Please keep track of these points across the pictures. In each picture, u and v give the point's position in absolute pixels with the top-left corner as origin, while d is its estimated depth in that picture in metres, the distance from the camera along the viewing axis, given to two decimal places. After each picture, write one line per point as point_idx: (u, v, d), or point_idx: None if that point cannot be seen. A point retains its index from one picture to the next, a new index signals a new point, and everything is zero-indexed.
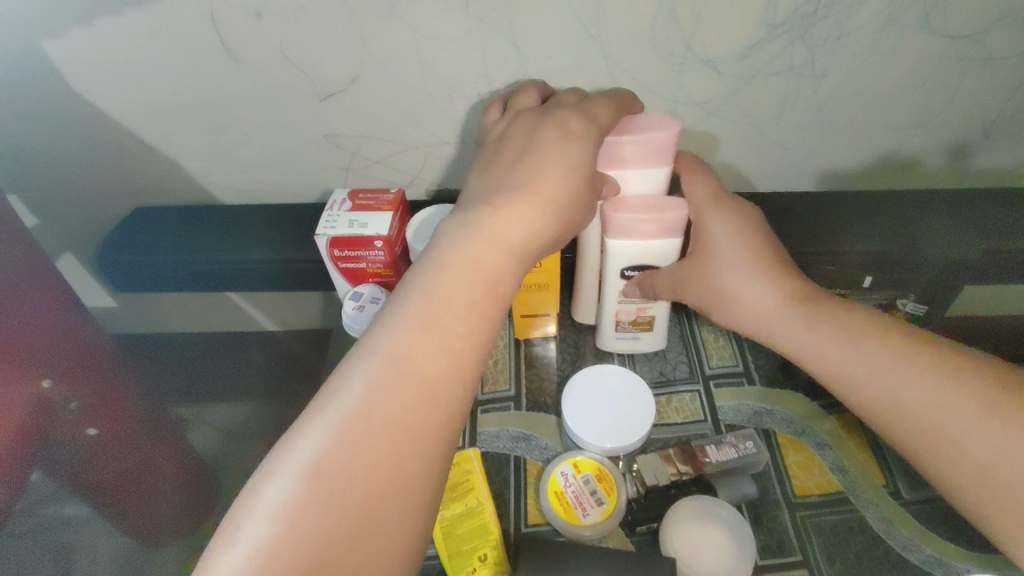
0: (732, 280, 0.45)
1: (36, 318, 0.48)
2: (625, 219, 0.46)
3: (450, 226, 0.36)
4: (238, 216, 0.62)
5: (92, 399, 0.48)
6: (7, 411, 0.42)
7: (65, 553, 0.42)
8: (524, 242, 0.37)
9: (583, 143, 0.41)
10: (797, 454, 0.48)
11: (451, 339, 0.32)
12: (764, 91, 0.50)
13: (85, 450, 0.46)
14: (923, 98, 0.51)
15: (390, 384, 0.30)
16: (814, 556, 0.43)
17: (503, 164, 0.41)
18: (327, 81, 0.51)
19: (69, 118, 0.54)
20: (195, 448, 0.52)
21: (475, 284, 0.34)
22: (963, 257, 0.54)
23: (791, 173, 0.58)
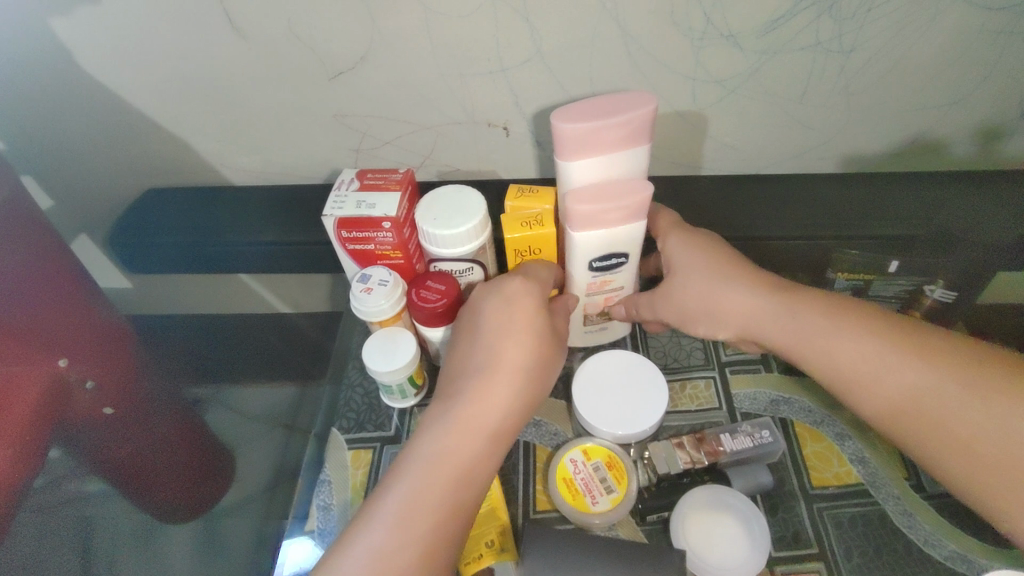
0: (718, 285, 0.45)
1: (45, 300, 0.46)
2: (591, 211, 0.40)
3: (428, 424, 0.40)
4: (249, 198, 0.61)
5: (107, 379, 0.47)
6: (20, 394, 0.41)
7: (85, 525, 0.42)
8: (490, 428, 0.40)
9: (528, 332, 0.43)
10: (815, 445, 0.47)
11: (429, 535, 0.36)
12: (788, 69, 0.48)
13: (102, 432, 0.45)
14: (959, 73, 0.49)
15: (414, 512, 0.37)
16: (831, 550, 0.42)
17: (467, 325, 0.44)
18: (335, 58, 0.50)
19: (82, 100, 0.54)
20: (208, 429, 0.53)
21: (443, 486, 0.38)
22: (998, 241, 0.52)
23: (813, 155, 0.55)
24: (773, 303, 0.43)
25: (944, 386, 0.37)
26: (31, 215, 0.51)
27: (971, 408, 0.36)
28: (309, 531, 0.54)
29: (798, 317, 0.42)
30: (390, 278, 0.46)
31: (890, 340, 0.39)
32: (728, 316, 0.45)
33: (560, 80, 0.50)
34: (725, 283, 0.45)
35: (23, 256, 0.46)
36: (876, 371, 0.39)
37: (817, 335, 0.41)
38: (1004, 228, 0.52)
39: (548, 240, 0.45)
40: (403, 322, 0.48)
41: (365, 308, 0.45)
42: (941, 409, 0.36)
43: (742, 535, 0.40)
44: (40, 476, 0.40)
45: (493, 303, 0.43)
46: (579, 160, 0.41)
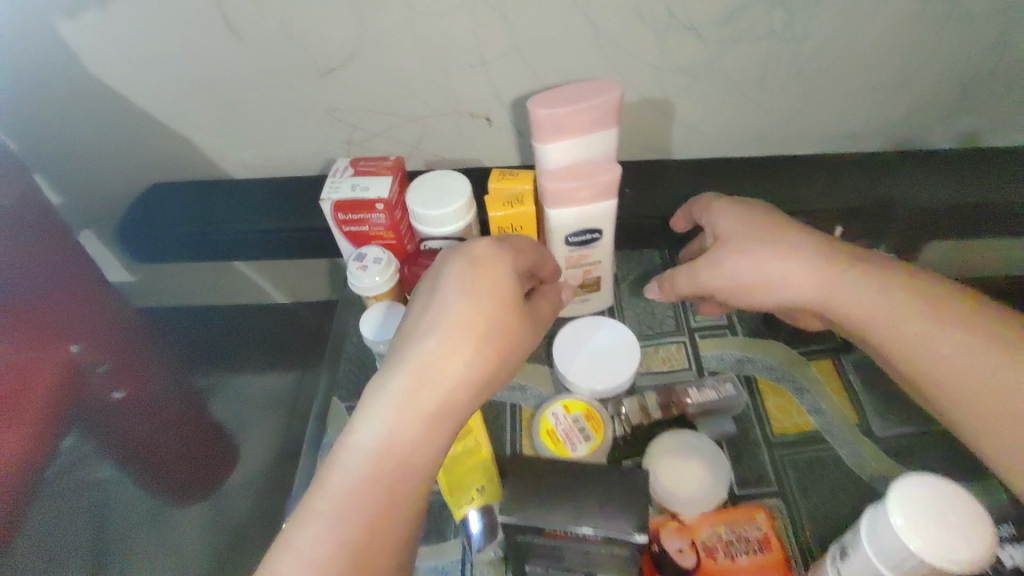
0: (760, 246, 0.47)
1: (59, 294, 0.50)
2: (562, 189, 0.44)
3: (371, 398, 0.38)
4: (247, 190, 0.65)
5: (118, 363, 0.50)
6: (39, 377, 0.45)
7: (101, 510, 0.45)
8: (445, 404, 0.38)
9: (491, 299, 0.41)
10: (776, 398, 0.50)
11: (369, 518, 0.34)
12: (745, 57, 0.53)
13: (113, 411, 0.49)
14: (900, 56, 0.53)
15: (355, 501, 0.34)
16: (790, 489, 0.46)
17: (425, 294, 0.42)
18: (327, 56, 0.53)
19: (90, 100, 0.57)
20: (218, 418, 0.56)
21: (385, 466, 0.36)
22: (937, 207, 0.58)
23: (774, 136, 0.60)
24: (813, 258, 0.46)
25: (943, 331, 0.41)
26: (59, 222, 0.57)
27: (978, 353, 0.39)
28: None
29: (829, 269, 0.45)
30: (384, 256, 0.49)
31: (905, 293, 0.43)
32: (761, 278, 0.47)
33: (537, 71, 0.54)
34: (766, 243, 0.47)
35: (52, 261, 0.52)
36: (894, 320, 0.42)
37: (841, 290, 0.45)
38: (943, 195, 0.58)
39: (528, 219, 0.48)
40: (396, 297, 0.51)
41: (361, 283, 0.48)
42: (955, 360, 0.40)
43: (708, 471, 0.43)
44: (51, 464, 0.44)
45: (454, 268, 0.42)
46: (554, 143, 0.44)
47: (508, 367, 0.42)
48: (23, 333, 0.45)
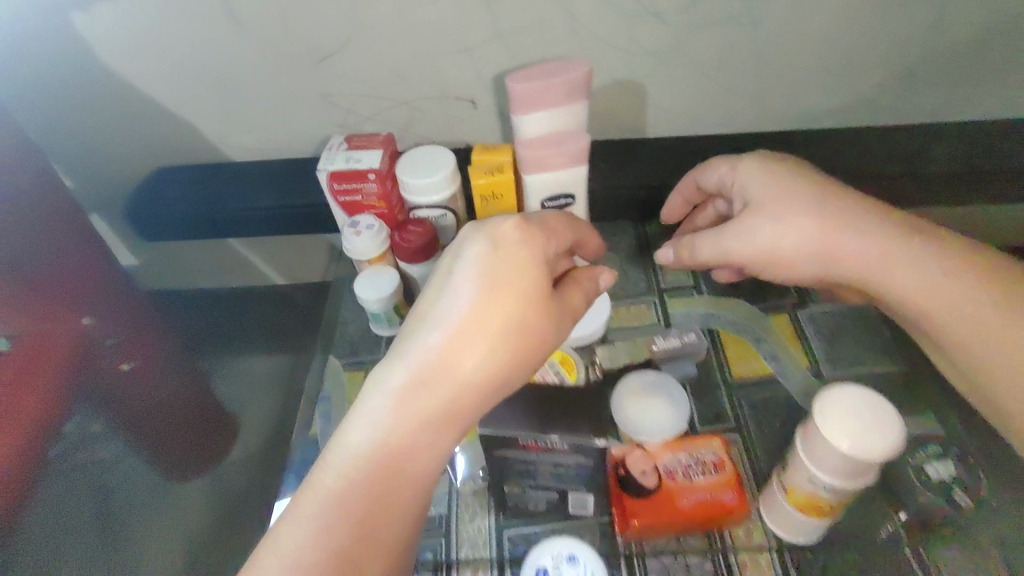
0: (796, 200, 0.48)
1: (101, 279, 0.63)
2: (535, 156, 0.48)
3: (374, 388, 0.38)
4: (245, 172, 0.68)
5: (126, 338, 0.60)
6: (56, 345, 0.55)
7: (105, 493, 0.51)
8: (451, 407, 0.37)
9: (509, 298, 0.39)
10: (736, 346, 0.55)
11: (356, 517, 0.35)
12: (707, 41, 0.58)
13: (118, 382, 0.58)
14: (850, 40, 0.58)
15: (344, 503, 0.35)
16: (745, 424, 0.50)
17: (442, 284, 0.40)
18: (322, 43, 0.58)
19: (100, 87, 0.61)
20: (216, 397, 0.60)
21: (378, 466, 0.36)
22: (887, 171, 0.64)
23: (739, 116, 0.64)
24: (845, 206, 0.47)
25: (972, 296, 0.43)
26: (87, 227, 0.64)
27: (992, 302, 0.42)
28: None
29: (861, 219, 0.47)
30: (376, 223, 0.53)
31: (931, 242, 0.45)
32: (794, 231, 0.47)
33: (516, 56, 0.59)
34: (800, 194, 0.48)
35: (89, 253, 0.63)
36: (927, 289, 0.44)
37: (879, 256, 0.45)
38: (891, 163, 0.64)
39: (507, 186, 0.52)
40: (388, 261, 0.55)
41: (354, 247, 0.52)
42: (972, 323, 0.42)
43: (670, 402, 0.45)
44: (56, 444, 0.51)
45: (475, 257, 0.40)
46: (530, 115, 0.48)
47: (529, 365, 0.40)
48: (45, 308, 0.57)
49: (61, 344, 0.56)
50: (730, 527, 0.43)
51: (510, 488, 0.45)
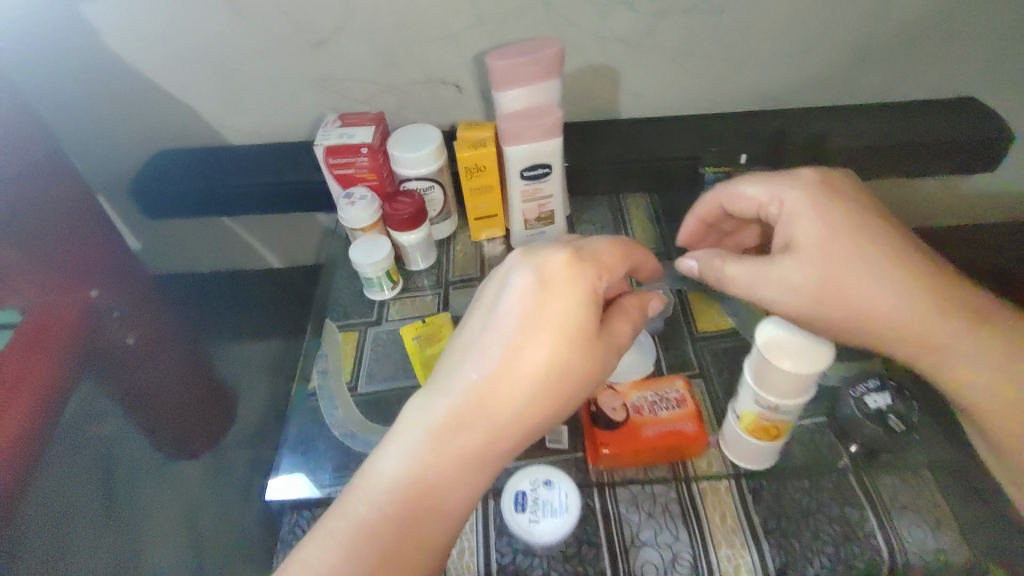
0: (845, 251, 0.40)
1: (101, 254, 0.67)
2: (512, 128, 0.53)
3: (412, 419, 0.37)
4: (244, 154, 0.72)
5: (130, 311, 0.70)
6: (67, 312, 0.61)
7: (105, 455, 0.63)
8: (489, 443, 0.37)
9: (552, 339, 0.38)
10: (700, 304, 0.57)
11: (385, 554, 0.34)
12: (674, 28, 0.62)
13: (126, 351, 0.68)
14: (804, 27, 0.63)
15: (373, 532, 0.34)
16: (708, 371, 0.52)
17: (483, 314, 0.40)
18: (317, 30, 0.62)
19: (107, 75, 0.65)
20: (210, 382, 0.76)
21: (414, 500, 0.35)
22: (847, 140, 0.66)
23: (707, 99, 0.69)
24: (886, 270, 0.39)
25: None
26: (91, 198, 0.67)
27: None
28: (310, 391, 0.54)
29: (899, 277, 0.39)
30: (368, 194, 0.57)
31: (961, 306, 0.39)
32: (835, 287, 0.40)
33: (498, 41, 0.63)
34: (847, 240, 0.40)
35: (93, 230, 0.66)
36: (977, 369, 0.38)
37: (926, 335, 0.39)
38: (849, 133, 0.66)
39: (489, 158, 0.57)
40: (379, 230, 0.59)
41: (348, 216, 0.56)
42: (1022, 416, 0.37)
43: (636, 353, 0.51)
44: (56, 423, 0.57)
45: (521, 294, 0.38)
46: (507, 91, 0.53)
47: (566, 406, 0.39)
48: (62, 277, 0.62)
49: (68, 318, 0.61)
50: (692, 460, 0.46)
51: None
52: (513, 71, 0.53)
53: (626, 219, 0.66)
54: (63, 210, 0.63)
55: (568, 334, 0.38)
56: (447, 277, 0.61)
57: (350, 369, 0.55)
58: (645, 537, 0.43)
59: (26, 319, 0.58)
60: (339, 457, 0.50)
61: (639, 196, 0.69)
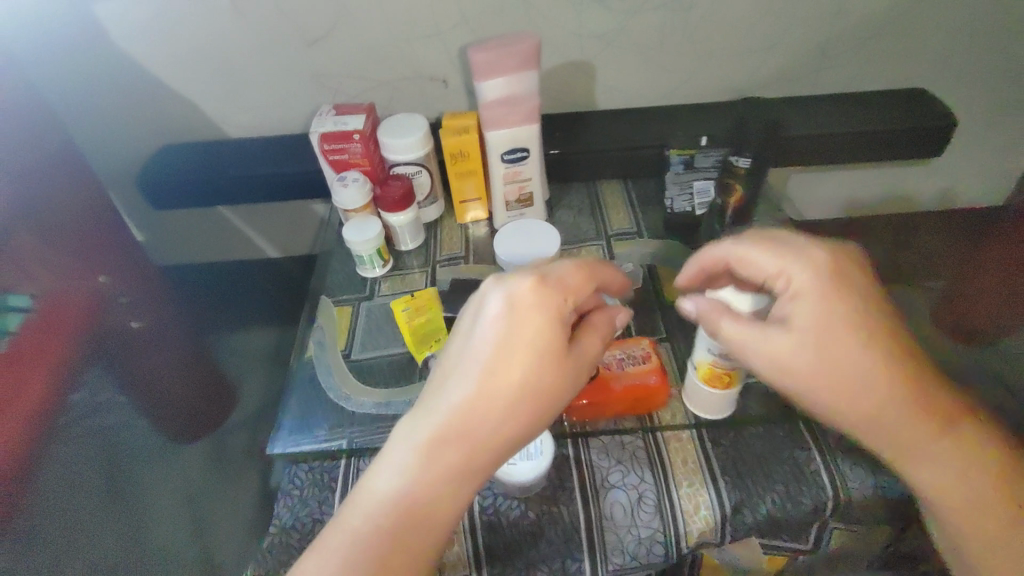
0: (846, 344, 0.38)
1: (108, 243, 0.67)
2: (493, 114, 0.58)
3: (399, 438, 0.39)
4: (245, 146, 0.76)
5: (138, 294, 0.69)
6: (75, 299, 0.57)
7: (104, 444, 0.56)
8: (469, 460, 0.38)
9: (523, 365, 0.39)
10: (668, 277, 0.61)
11: (370, 565, 0.36)
12: (646, 25, 0.67)
13: (128, 333, 0.63)
14: (767, 23, 0.67)
15: (359, 551, 0.36)
16: (676, 336, 0.56)
17: (461, 339, 0.41)
18: (314, 28, 0.67)
19: (118, 69, 0.69)
20: (209, 366, 0.74)
21: (398, 515, 0.37)
22: (817, 130, 0.70)
23: (679, 92, 0.74)
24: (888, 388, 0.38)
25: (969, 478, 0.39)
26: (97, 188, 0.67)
27: (985, 483, 0.39)
28: (307, 359, 0.58)
29: (893, 397, 0.38)
30: (361, 177, 0.62)
31: (941, 419, 0.39)
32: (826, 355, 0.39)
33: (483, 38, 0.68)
34: (857, 348, 0.38)
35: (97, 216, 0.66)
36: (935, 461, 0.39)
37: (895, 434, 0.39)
38: (817, 123, 0.70)
39: (473, 144, 0.62)
40: (371, 212, 0.63)
41: (342, 197, 0.61)
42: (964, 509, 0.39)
43: None
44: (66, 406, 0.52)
45: (493, 318, 0.40)
46: (487, 81, 0.57)
47: (542, 424, 0.40)
48: (81, 262, 0.61)
49: (78, 305, 0.57)
50: (657, 413, 0.51)
51: None
52: (493, 61, 0.56)
53: (602, 203, 0.71)
54: (77, 205, 0.63)
55: (538, 355, 0.39)
56: (435, 256, 0.65)
57: (345, 338, 0.59)
58: (613, 480, 0.47)
59: (42, 301, 0.53)
60: (334, 416, 0.54)
61: (614, 181, 0.73)
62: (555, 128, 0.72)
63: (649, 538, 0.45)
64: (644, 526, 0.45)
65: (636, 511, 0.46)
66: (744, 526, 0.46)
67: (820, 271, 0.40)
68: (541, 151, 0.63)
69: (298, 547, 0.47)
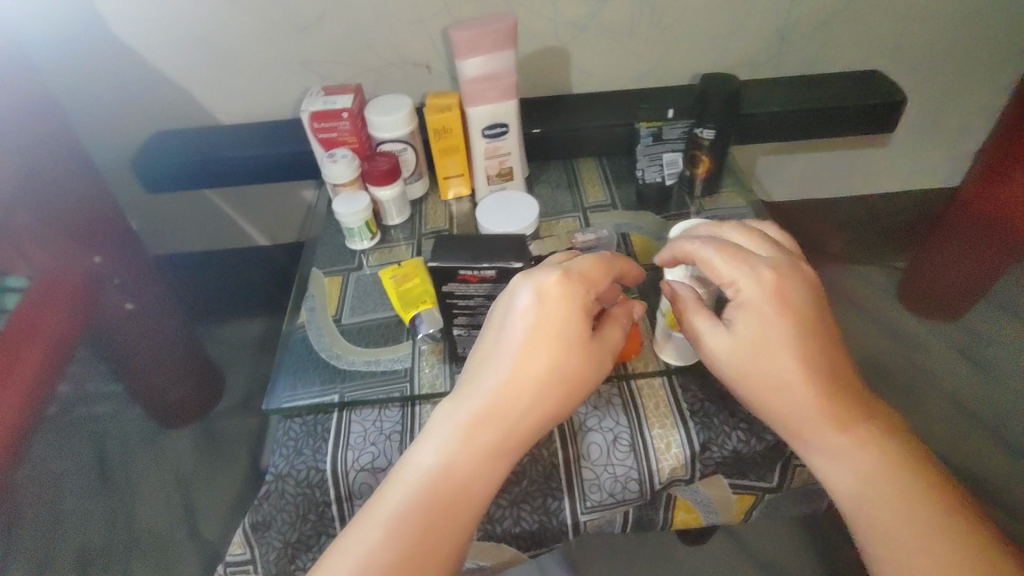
0: (784, 348, 0.41)
1: (108, 228, 0.70)
2: (472, 91, 0.61)
3: (440, 421, 0.42)
4: (235, 131, 0.80)
5: (129, 277, 0.74)
6: (63, 285, 0.63)
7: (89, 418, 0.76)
8: (504, 441, 0.41)
9: (553, 354, 0.41)
10: (641, 242, 0.65)
11: (421, 531, 0.38)
12: (617, 11, 0.71)
13: (122, 318, 0.73)
14: (731, 9, 0.71)
15: (408, 521, 0.38)
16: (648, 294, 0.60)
17: (492, 334, 0.43)
18: (303, 15, 0.70)
19: (111, 56, 0.72)
20: (196, 352, 0.88)
21: (441, 489, 0.39)
22: (777, 109, 0.74)
23: (649, 77, 0.78)
24: (804, 395, 0.41)
25: (889, 486, 0.40)
26: (99, 175, 0.70)
27: (903, 495, 0.40)
28: (299, 325, 0.61)
29: (823, 398, 0.41)
30: (349, 153, 0.65)
31: (863, 430, 0.41)
32: (751, 374, 0.42)
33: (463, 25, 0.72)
34: (790, 356, 0.41)
35: (102, 202, 0.70)
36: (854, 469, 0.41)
37: (809, 434, 0.41)
38: (778, 104, 0.75)
39: (456, 122, 0.65)
40: (359, 187, 0.66)
41: (332, 172, 0.64)
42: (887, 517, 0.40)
43: None
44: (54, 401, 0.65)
45: (524, 312, 0.42)
46: (467, 59, 0.60)
47: (569, 407, 0.43)
48: (70, 241, 0.66)
49: (70, 284, 0.64)
50: (631, 362, 0.54)
51: (459, 333, 0.53)
52: (472, 41, 0.59)
53: (579, 180, 0.74)
54: (78, 188, 0.66)
55: (568, 343, 0.42)
56: (421, 229, 0.69)
57: (335, 305, 0.63)
58: (590, 424, 0.50)
59: (35, 283, 0.62)
60: (325, 373, 0.56)
61: (590, 158, 0.77)
62: (533, 110, 0.76)
63: (624, 475, 0.48)
64: (619, 465, 0.49)
65: (611, 451, 0.49)
66: (711, 462, 0.49)
67: (766, 284, 0.42)
68: (520, 128, 0.67)
69: (293, 493, 0.50)
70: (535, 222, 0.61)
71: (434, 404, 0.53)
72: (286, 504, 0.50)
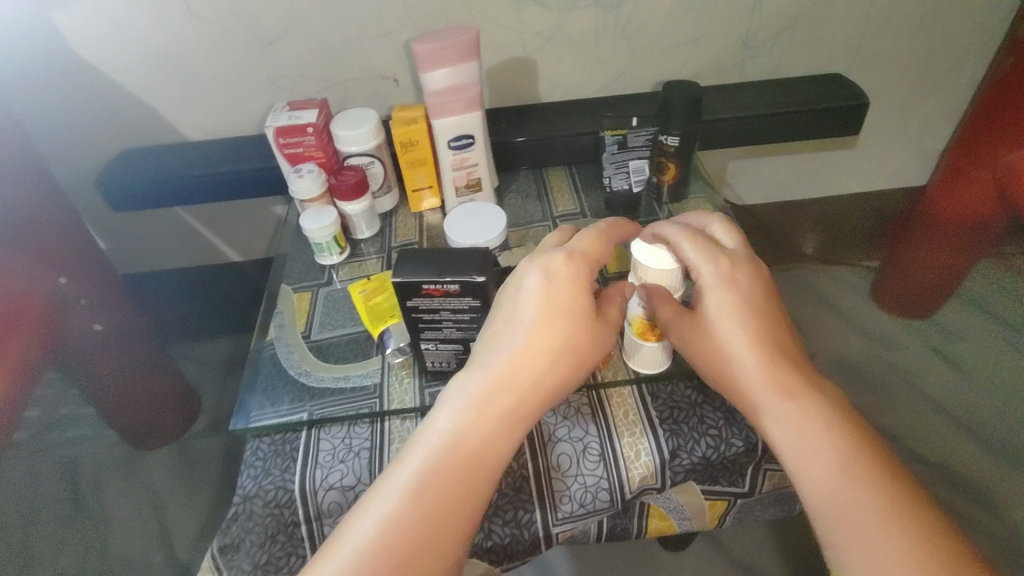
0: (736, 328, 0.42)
1: (75, 246, 0.68)
2: (436, 103, 0.61)
3: (453, 392, 0.42)
4: (203, 147, 0.79)
5: (95, 297, 0.71)
6: (28, 305, 0.61)
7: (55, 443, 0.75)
8: (517, 411, 0.41)
9: (564, 324, 0.42)
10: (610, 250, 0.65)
11: (444, 496, 0.37)
12: (582, 21, 0.71)
13: (91, 340, 0.71)
14: (695, 15, 0.72)
15: (430, 486, 0.38)
16: None
17: (502, 311, 0.44)
18: (267, 31, 0.70)
19: (73, 75, 0.71)
20: (173, 372, 0.86)
21: (461, 456, 0.39)
22: (743, 113, 0.75)
23: (616, 84, 0.78)
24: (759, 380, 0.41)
25: (844, 468, 0.38)
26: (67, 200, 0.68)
27: (860, 480, 0.38)
28: (267, 342, 0.61)
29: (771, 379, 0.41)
30: (316, 169, 0.64)
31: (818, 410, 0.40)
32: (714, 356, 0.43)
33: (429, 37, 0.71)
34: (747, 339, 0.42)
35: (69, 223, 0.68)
36: (804, 449, 0.39)
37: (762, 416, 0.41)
38: (744, 108, 0.75)
39: (423, 134, 0.65)
40: (326, 202, 0.66)
41: (298, 188, 0.63)
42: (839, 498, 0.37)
43: None
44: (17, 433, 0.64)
45: (535, 288, 0.43)
46: (430, 72, 0.59)
47: (578, 378, 0.44)
48: (35, 265, 0.64)
49: (37, 307, 0.62)
50: (601, 371, 0.54)
51: (427, 347, 0.53)
52: (435, 54, 0.59)
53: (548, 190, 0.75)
54: (39, 212, 0.64)
55: (577, 315, 0.43)
56: (390, 242, 0.69)
57: (304, 320, 0.62)
58: (560, 433, 0.50)
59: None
60: (293, 391, 0.56)
61: (559, 168, 0.78)
62: (501, 120, 0.76)
63: (595, 484, 0.48)
64: (591, 473, 0.49)
65: (582, 459, 0.49)
66: (681, 468, 0.49)
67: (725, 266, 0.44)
68: (486, 138, 0.67)
69: (261, 513, 0.49)
70: (504, 232, 0.61)
71: (403, 419, 0.53)
72: (254, 525, 0.49)
